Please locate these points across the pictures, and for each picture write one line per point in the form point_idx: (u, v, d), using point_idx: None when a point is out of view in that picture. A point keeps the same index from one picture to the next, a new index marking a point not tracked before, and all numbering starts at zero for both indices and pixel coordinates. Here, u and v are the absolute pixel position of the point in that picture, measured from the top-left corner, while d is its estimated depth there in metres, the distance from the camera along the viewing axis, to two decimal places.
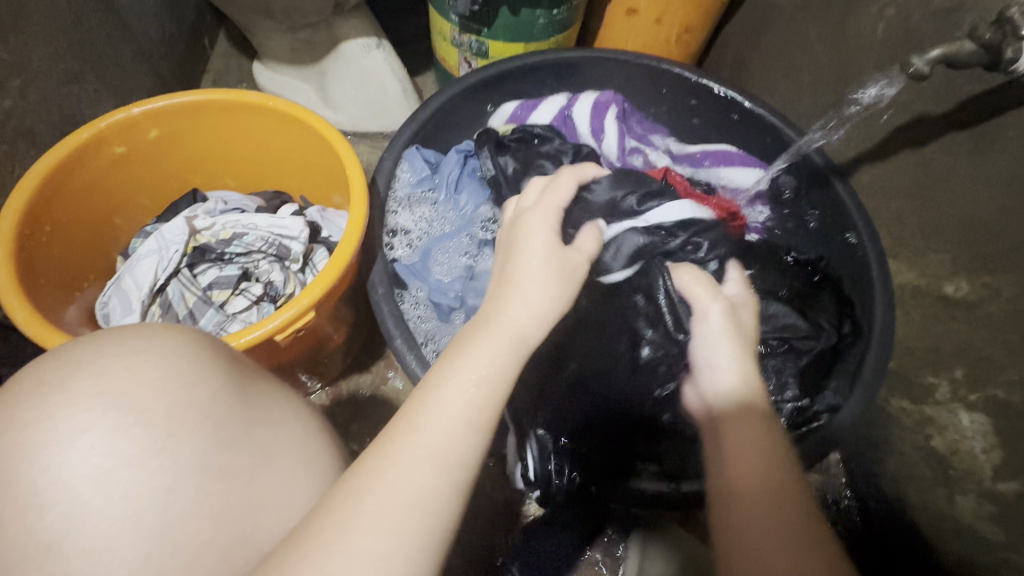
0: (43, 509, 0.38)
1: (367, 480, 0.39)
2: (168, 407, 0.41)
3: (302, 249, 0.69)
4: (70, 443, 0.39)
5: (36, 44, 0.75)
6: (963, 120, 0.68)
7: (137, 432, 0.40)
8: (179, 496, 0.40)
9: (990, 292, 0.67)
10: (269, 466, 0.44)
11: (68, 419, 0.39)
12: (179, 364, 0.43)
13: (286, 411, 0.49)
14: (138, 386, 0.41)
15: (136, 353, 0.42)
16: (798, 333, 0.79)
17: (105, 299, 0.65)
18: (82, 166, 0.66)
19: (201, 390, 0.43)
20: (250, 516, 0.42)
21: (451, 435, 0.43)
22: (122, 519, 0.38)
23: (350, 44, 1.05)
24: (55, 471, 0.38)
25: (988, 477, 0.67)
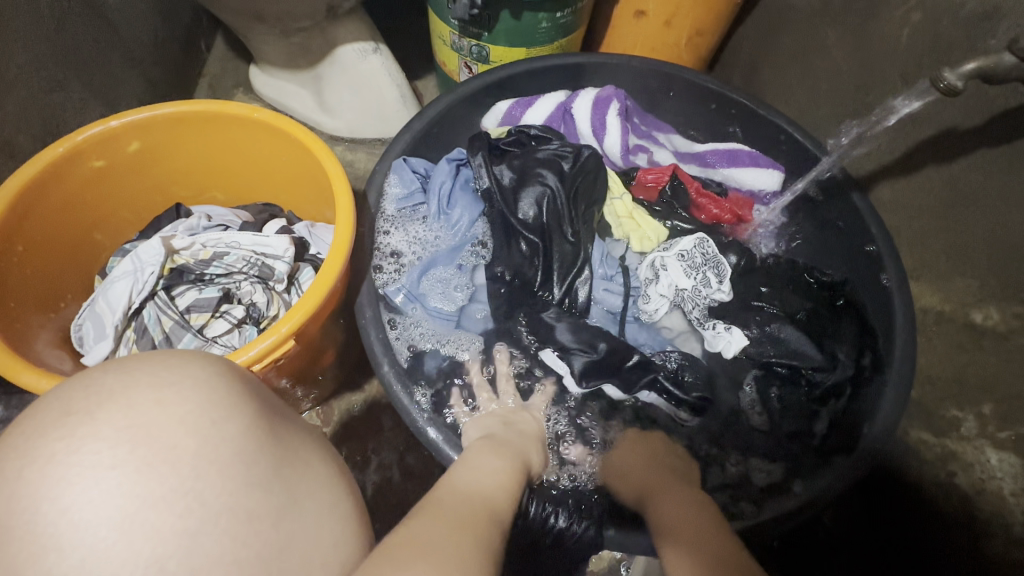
0: (60, 553, 0.31)
1: (428, 511, 0.45)
2: (199, 444, 0.37)
3: (287, 268, 0.66)
4: (87, 483, 0.33)
5: (14, 52, 0.72)
6: (996, 137, 0.63)
7: (168, 469, 0.35)
8: (211, 542, 0.34)
9: (1023, 324, 0.65)
10: (301, 512, 0.40)
11: (90, 454, 0.34)
12: (213, 399, 0.39)
13: (315, 457, 0.45)
14: (170, 420, 0.36)
15: (169, 383, 0.38)
16: (812, 362, 0.76)
17: (80, 322, 0.62)
18: (59, 182, 0.63)
19: (236, 425, 0.39)
20: (287, 567, 0.37)
21: (486, 484, 0.52)
22: (148, 569, 0.32)
23: (347, 48, 1.02)
24: (72, 513, 0.32)
25: (1019, 521, 0.64)
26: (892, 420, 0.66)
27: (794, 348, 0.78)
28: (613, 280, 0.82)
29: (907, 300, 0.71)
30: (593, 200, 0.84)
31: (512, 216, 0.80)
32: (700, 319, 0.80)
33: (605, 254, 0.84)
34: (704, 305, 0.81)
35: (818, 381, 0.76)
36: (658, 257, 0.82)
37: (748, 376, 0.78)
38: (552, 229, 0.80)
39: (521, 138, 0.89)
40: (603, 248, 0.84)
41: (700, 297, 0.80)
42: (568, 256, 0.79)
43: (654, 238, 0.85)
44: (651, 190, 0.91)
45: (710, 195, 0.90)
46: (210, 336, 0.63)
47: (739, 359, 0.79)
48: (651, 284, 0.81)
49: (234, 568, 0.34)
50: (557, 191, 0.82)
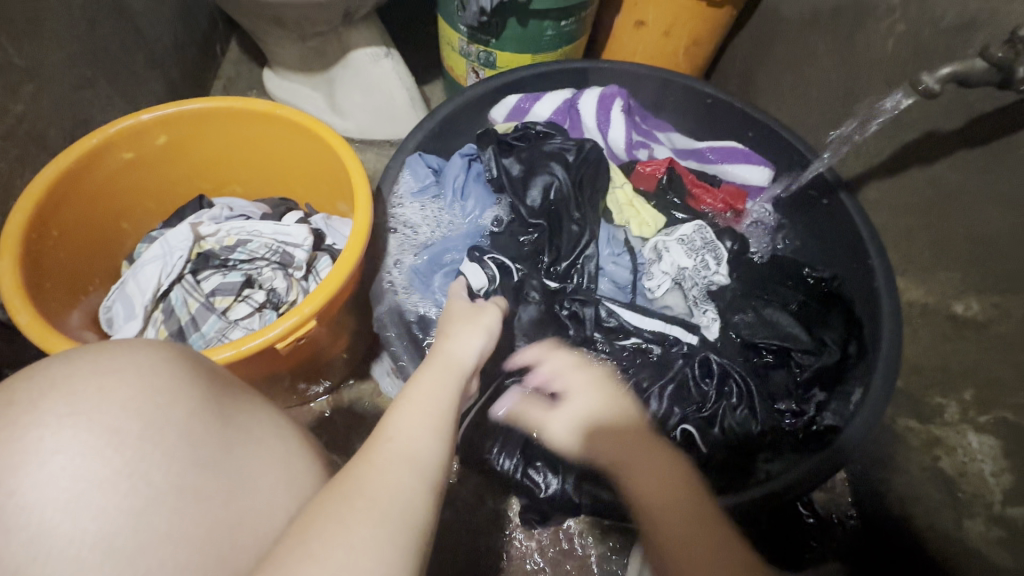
0: (13, 531, 0.37)
1: (347, 482, 0.41)
2: (141, 428, 0.41)
3: (306, 256, 0.70)
4: (39, 466, 0.38)
5: (49, 50, 0.76)
6: (975, 139, 0.68)
7: (114, 451, 0.40)
8: (156, 517, 0.39)
9: (1000, 313, 0.66)
10: (253, 485, 0.44)
11: (38, 441, 0.39)
12: (148, 387, 0.43)
13: (267, 431, 0.48)
14: (110, 406, 0.41)
15: (108, 374, 0.42)
16: (800, 345, 0.80)
17: (108, 304, 0.65)
18: (93, 171, 0.67)
19: (177, 411, 0.43)
20: (234, 537, 0.41)
21: (426, 449, 0.46)
22: (95, 541, 0.37)
23: (359, 53, 1.06)
24: (22, 496, 0.37)
25: (998, 501, 0.66)
26: (881, 402, 0.70)
27: (785, 331, 0.81)
28: (621, 256, 0.87)
29: (893, 294, 0.75)
30: (597, 187, 0.88)
31: (520, 204, 0.86)
32: (698, 298, 0.84)
33: (611, 236, 0.88)
34: (703, 284, 0.85)
35: (803, 363, 0.79)
36: (660, 241, 0.87)
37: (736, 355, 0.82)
38: (559, 213, 0.85)
39: (528, 133, 0.93)
40: (608, 232, 0.88)
41: (700, 277, 0.84)
42: (573, 238, 0.83)
43: (651, 224, 0.90)
44: (649, 179, 0.95)
45: (703, 186, 0.96)
46: (233, 319, 0.66)
47: (728, 337, 0.83)
48: (654, 262, 0.86)
49: (179, 541, 0.39)
50: (563, 182, 0.86)
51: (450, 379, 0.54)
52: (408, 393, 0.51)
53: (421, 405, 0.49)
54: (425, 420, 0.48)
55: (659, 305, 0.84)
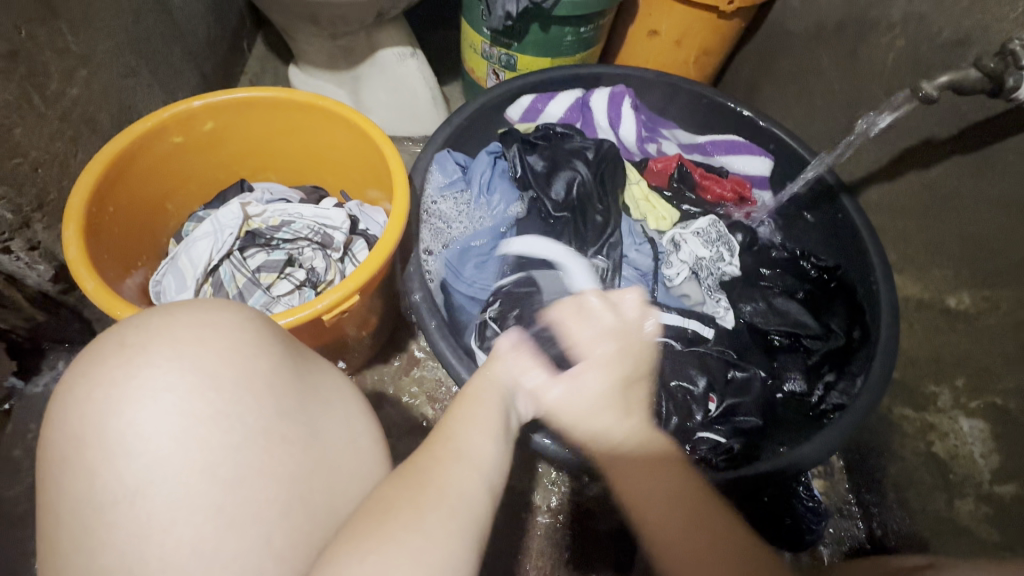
0: (129, 458, 0.36)
1: (424, 487, 0.40)
2: (237, 375, 0.39)
3: (343, 239, 0.74)
4: (146, 401, 0.37)
5: (101, 39, 0.80)
6: (969, 146, 0.73)
7: (213, 393, 0.38)
8: (252, 457, 0.37)
9: (989, 306, 0.72)
10: (327, 441, 0.42)
11: (147, 379, 0.37)
12: (241, 338, 0.41)
13: (337, 392, 0.46)
14: (212, 352, 0.39)
15: (206, 322, 0.40)
16: (809, 331, 0.85)
17: (160, 276, 0.69)
18: (146, 150, 0.71)
19: (264, 363, 0.41)
20: (316, 488, 0.40)
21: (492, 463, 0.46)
22: (201, 473, 0.36)
23: (387, 52, 1.11)
24: (135, 427, 0.36)
25: (986, 480, 0.71)
26: (878, 390, 0.75)
27: (795, 318, 0.87)
28: (643, 245, 0.93)
29: (892, 290, 0.80)
30: (617, 184, 0.94)
31: (545, 198, 0.91)
32: (712, 287, 0.89)
33: (632, 228, 0.94)
34: (716, 275, 0.90)
35: (813, 347, 0.85)
36: (676, 233, 0.92)
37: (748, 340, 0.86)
38: (582, 207, 0.90)
39: (548, 133, 0.98)
40: (628, 224, 0.94)
41: (715, 268, 0.90)
42: (598, 229, 0.89)
43: (667, 218, 0.96)
44: (660, 176, 1.01)
45: (712, 178, 1.01)
46: (275, 295, 0.71)
47: (746, 327, 0.87)
48: (672, 253, 0.91)
49: (271, 483, 0.38)
50: (586, 178, 0.91)
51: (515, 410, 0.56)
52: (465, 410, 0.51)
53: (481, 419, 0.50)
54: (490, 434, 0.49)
55: (678, 293, 0.90)
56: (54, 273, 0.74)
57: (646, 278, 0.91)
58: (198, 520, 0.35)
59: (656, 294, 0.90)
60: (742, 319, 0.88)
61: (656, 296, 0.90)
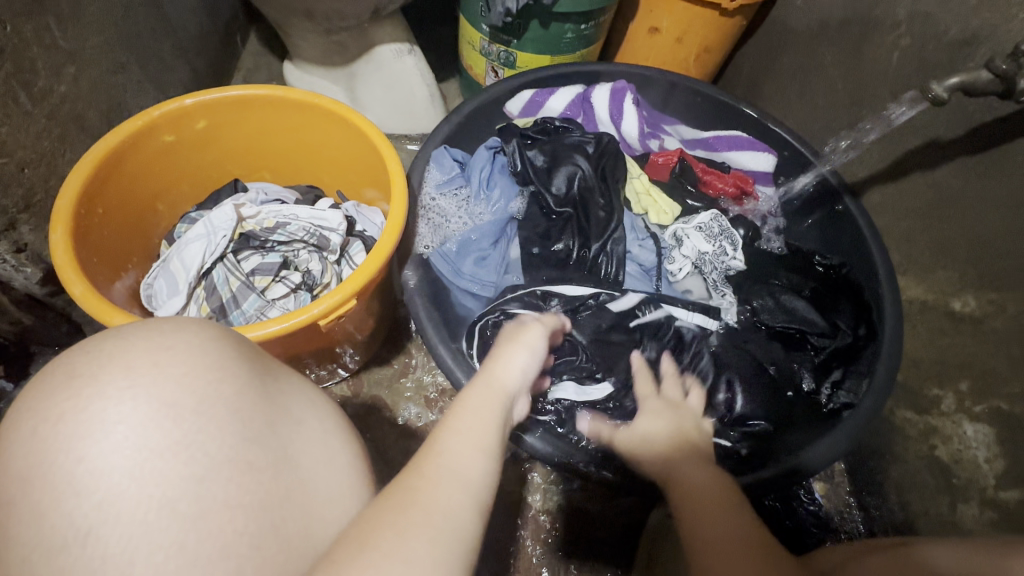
0: (80, 497, 0.34)
1: (408, 505, 0.38)
2: (196, 400, 0.38)
3: (340, 241, 0.72)
4: (101, 435, 0.36)
5: (89, 34, 0.77)
6: (974, 147, 0.73)
7: (170, 423, 0.37)
8: (214, 487, 0.36)
9: (995, 309, 0.71)
10: (301, 464, 0.41)
11: (100, 410, 0.36)
12: (200, 361, 0.40)
13: (310, 410, 0.45)
14: (168, 378, 0.38)
15: (163, 348, 0.39)
16: (816, 329, 0.84)
17: (152, 280, 0.67)
18: (136, 150, 0.69)
19: (226, 387, 0.40)
20: (291, 513, 0.38)
21: (481, 472, 0.43)
22: (159, 508, 0.34)
23: (383, 48, 1.09)
24: (87, 463, 0.35)
25: (991, 485, 0.70)
26: (884, 392, 0.75)
27: (802, 315, 0.85)
28: (646, 241, 0.91)
29: (895, 293, 0.80)
30: (618, 178, 0.92)
31: (547, 193, 0.90)
32: (715, 283, 0.88)
33: (634, 223, 0.93)
34: (721, 269, 0.89)
35: (818, 346, 0.84)
36: (679, 228, 0.91)
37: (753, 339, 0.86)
38: (584, 201, 0.89)
39: (547, 127, 0.97)
40: (631, 219, 0.93)
41: (718, 262, 0.89)
42: (601, 224, 0.87)
43: (668, 212, 0.95)
44: (661, 170, 1.00)
45: (714, 173, 1.00)
46: (270, 298, 0.69)
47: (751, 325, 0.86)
48: (675, 248, 0.90)
49: (237, 512, 0.36)
50: (587, 172, 0.90)
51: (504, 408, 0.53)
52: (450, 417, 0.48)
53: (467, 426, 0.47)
54: (479, 441, 0.46)
55: (680, 288, 0.89)
56: (42, 276, 0.72)
57: (649, 274, 0.90)
58: (157, 557, 0.33)
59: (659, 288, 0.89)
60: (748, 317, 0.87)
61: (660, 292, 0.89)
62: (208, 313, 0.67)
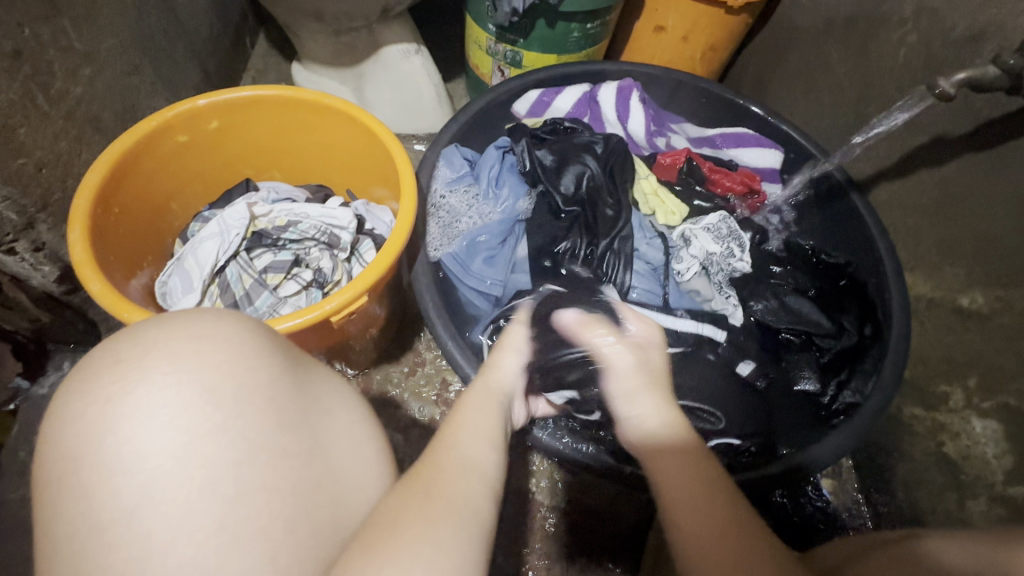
0: (126, 477, 0.35)
1: (424, 493, 0.39)
2: (234, 388, 0.39)
3: (351, 239, 0.73)
4: (143, 418, 0.36)
5: (104, 37, 0.79)
6: (981, 143, 0.73)
7: (210, 408, 0.38)
8: (252, 473, 0.37)
9: (1003, 305, 0.71)
10: (332, 453, 0.41)
11: (144, 394, 0.37)
12: (239, 350, 0.40)
13: (341, 399, 0.45)
14: (208, 365, 0.39)
15: (202, 335, 0.40)
16: (821, 329, 0.85)
17: (167, 277, 0.69)
18: (151, 150, 0.70)
19: (262, 375, 0.40)
20: (324, 499, 0.38)
21: (487, 461, 0.46)
22: (200, 490, 0.35)
23: (391, 49, 1.10)
24: (132, 445, 0.36)
25: (999, 482, 0.70)
26: (892, 388, 0.74)
27: (807, 316, 0.86)
28: (654, 240, 0.91)
29: (901, 287, 0.80)
30: (625, 178, 0.93)
31: (554, 192, 0.91)
32: (722, 283, 0.89)
33: (642, 222, 0.92)
34: (727, 270, 0.90)
35: (824, 345, 0.84)
36: (687, 229, 0.92)
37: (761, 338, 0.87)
38: (592, 200, 0.90)
39: (556, 127, 0.98)
40: (639, 219, 0.92)
41: (725, 264, 0.89)
42: (608, 222, 0.88)
43: (677, 213, 0.96)
44: (669, 170, 1.00)
45: (721, 171, 1.00)
46: (282, 295, 0.70)
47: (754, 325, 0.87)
48: (682, 248, 0.91)
49: (274, 497, 0.36)
50: (595, 172, 0.91)
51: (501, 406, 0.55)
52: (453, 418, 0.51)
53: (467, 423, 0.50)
54: (484, 437, 0.49)
55: (687, 288, 0.89)
56: (59, 274, 0.73)
57: (656, 271, 0.89)
58: (198, 538, 0.34)
59: (667, 290, 0.88)
60: (753, 317, 0.87)
61: (668, 292, 0.87)
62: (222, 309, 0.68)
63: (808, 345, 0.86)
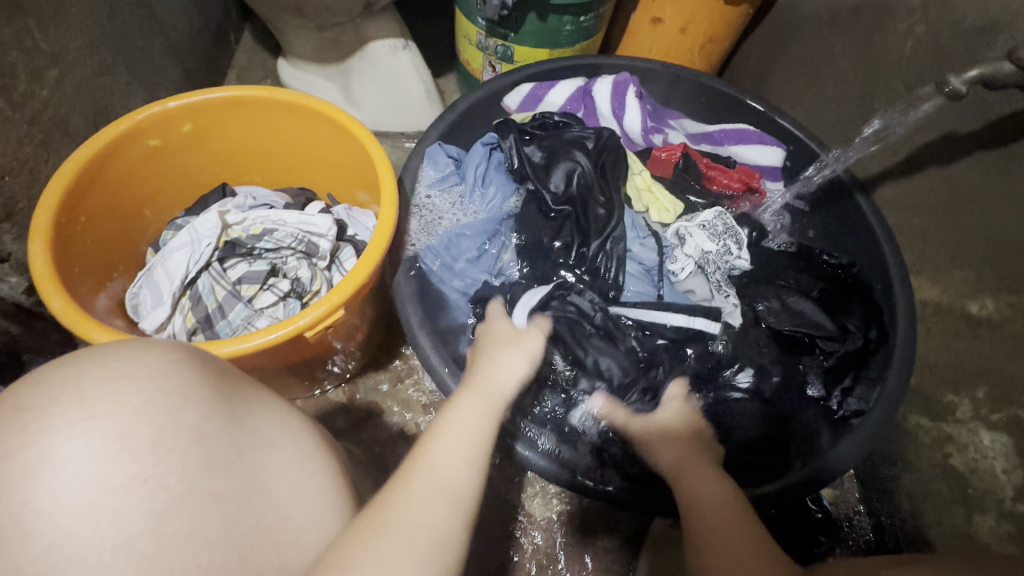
0: (29, 540, 0.32)
1: (384, 520, 0.39)
2: (155, 431, 0.37)
3: (330, 247, 0.70)
4: (50, 473, 0.34)
5: (72, 36, 0.75)
6: (993, 141, 0.69)
7: (126, 457, 0.35)
8: (176, 522, 0.35)
9: (1016, 313, 0.67)
10: (269, 490, 0.40)
11: (49, 447, 0.34)
12: (162, 389, 0.38)
13: (281, 430, 0.44)
14: (123, 410, 0.36)
15: (118, 375, 0.38)
16: (825, 333, 0.81)
17: (136, 289, 0.66)
18: (119, 156, 0.67)
19: (189, 414, 0.38)
20: (257, 541, 0.37)
21: (463, 481, 0.45)
22: (115, 550, 0.33)
23: (377, 44, 1.06)
24: (35, 504, 0.33)
25: (1009, 498, 0.67)
26: (895, 400, 0.72)
27: (811, 319, 0.82)
28: (647, 239, 0.88)
29: (908, 292, 0.76)
30: (618, 173, 0.89)
31: (544, 191, 0.87)
32: (720, 283, 0.85)
33: (635, 220, 0.89)
34: (725, 269, 0.87)
35: (828, 351, 0.81)
36: (681, 227, 0.88)
37: (764, 344, 0.82)
38: (583, 199, 0.86)
39: (546, 122, 0.94)
40: (633, 217, 0.90)
41: (723, 262, 0.86)
42: (600, 222, 0.85)
43: (671, 211, 0.92)
44: (665, 165, 0.97)
45: (718, 168, 0.96)
46: (257, 307, 0.67)
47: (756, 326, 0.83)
48: (677, 247, 0.87)
49: (203, 547, 0.35)
50: (587, 169, 0.87)
51: (489, 407, 0.55)
52: (437, 425, 0.50)
53: (449, 437, 0.49)
54: (464, 452, 0.47)
55: (682, 289, 0.86)
56: (26, 285, 0.71)
57: (650, 273, 0.87)
58: None
59: (661, 290, 0.86)
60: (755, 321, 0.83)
61: (662, 294, 0.86)
62: (194, 323, 0.65)
63: (810, 349, 0.82)
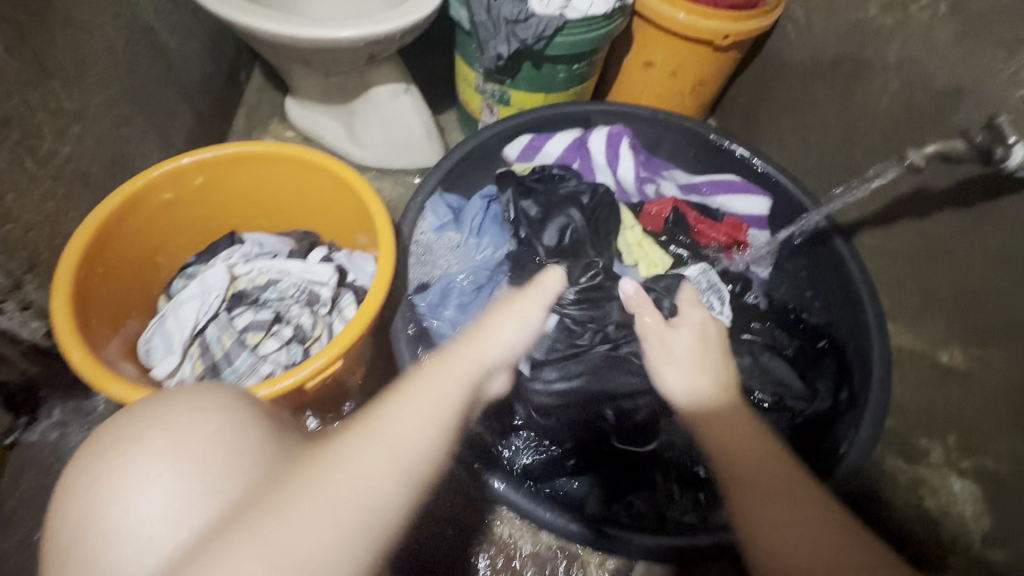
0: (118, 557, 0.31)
1: (319, 469, 0.35)
2: (222, 455, 0.34)
3: (330, 294, 0.75)
4: (132, 497, 0.33)
5: (94, 93, 0.81)
6: (960, 200, 0.73)
7: (196, 476, 0.33)
8: (232, 537, 0.31)
9: (981, 365, 0.72)
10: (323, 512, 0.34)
11: (133, 472, 0.34)
12: (237, 420, 0.37)
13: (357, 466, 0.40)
14: (198, 435, 0.35)
15: (199, 408, 0.37)
16: (793, 391, 0.85)
17: (150, 337, 0.72)
18: (136, 209, 0.72)
19: (253, 439, 0.36)
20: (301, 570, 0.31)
21: (422, 445, 0.41)
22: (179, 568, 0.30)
23: (380, 90, 1.11)
24: (123, 524, 0.32)
25: (977, 543, 0.72)
26: (869, 445, 0.73)
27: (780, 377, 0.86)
28: None
29: (883, 339, 0.80)
30: (609, 231, 0.95)
31: (538, 243, 0.91)
32: None
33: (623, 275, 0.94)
34: None
35: (797, 409, 0.84)
36: None
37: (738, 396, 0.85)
38: (574, 252, 0.90)
39: (544, 174, 0.98)
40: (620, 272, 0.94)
41: None
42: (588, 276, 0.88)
43: (661, 266, 0.96)
44: (655, 220, 1.01)
45: (706, 222, 1.00)
46: (262, 353, 0.70)
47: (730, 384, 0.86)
48: None
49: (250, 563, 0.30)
50: (579, 224, 0.92)
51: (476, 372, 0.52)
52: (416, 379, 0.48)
53: (424, 394, 0.46)
54: (430, 412, 0.44)
55: None
56: (47, 328, 0.77)
57: None
58: None
59: None
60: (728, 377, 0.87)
61: None
62: (202, 370, 0.69)
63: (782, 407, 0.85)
